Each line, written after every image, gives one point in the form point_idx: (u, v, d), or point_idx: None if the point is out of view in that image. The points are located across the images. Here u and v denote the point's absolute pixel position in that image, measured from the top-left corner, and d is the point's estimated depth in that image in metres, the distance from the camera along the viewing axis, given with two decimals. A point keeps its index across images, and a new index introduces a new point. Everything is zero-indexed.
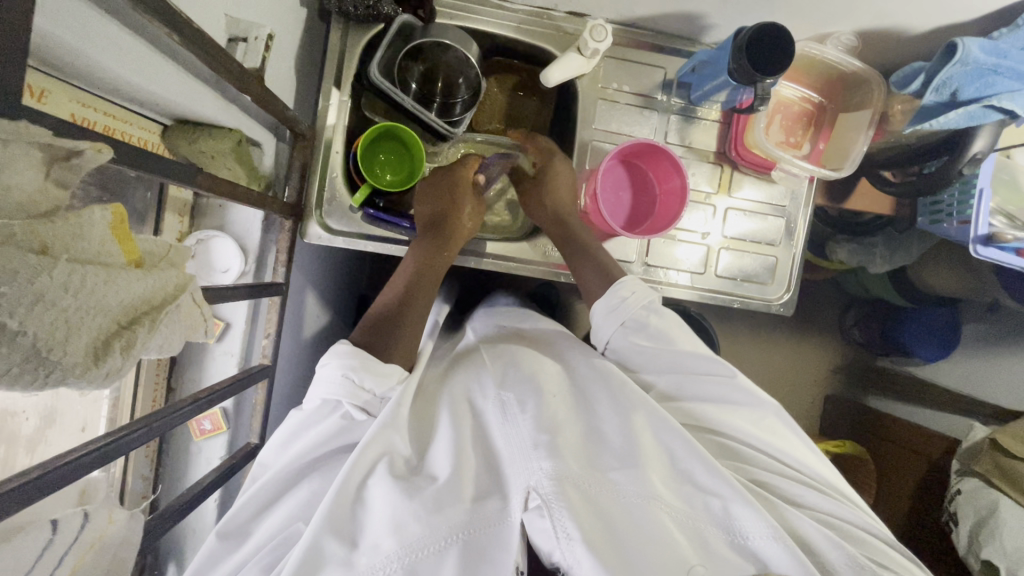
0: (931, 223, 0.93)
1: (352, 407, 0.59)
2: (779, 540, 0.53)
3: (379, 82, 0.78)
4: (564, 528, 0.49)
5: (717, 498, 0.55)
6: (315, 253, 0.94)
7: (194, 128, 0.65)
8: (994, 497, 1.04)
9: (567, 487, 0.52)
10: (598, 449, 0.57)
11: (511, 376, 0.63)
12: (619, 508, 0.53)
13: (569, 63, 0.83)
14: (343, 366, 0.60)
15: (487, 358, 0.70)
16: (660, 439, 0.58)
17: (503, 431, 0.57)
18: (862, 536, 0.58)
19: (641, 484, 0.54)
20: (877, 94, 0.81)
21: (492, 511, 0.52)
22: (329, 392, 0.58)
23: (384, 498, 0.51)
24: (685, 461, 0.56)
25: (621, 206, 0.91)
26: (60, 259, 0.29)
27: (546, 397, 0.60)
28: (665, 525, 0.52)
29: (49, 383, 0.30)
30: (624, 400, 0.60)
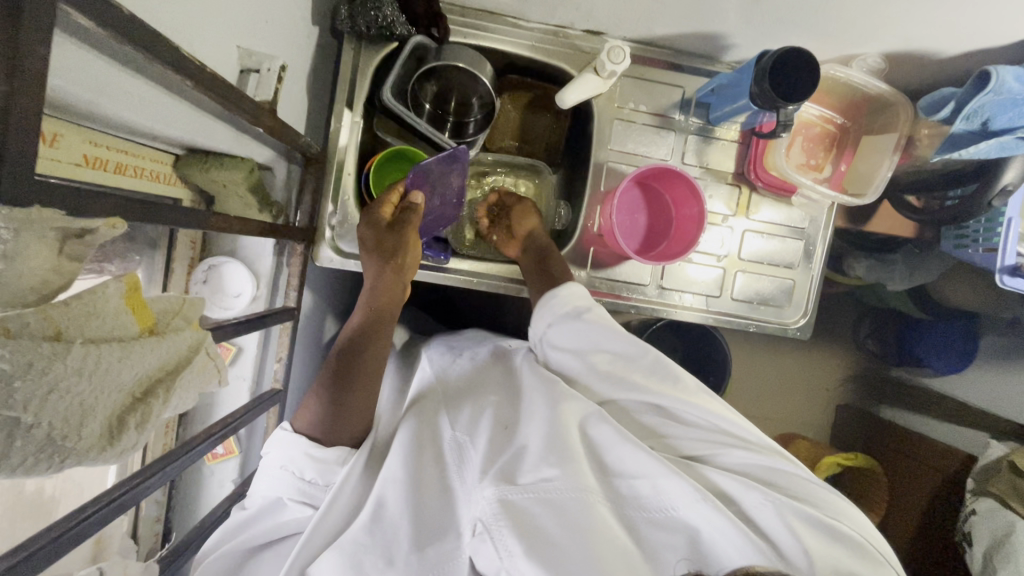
0: (955, 248, 0.90)
1: (293, 501, 0.59)
2: (722, 514, 0.51)
3: (392, 105, 0.77)
4: (505, 547, 0.49)
5: (643, 479, 0.54)
6: (326, 273, 0.94)
7: (206, 157, 0.64)
8: (1008, 517, 1.02)
9: (508, 508, 0.52)
10: (528, 452, 0.57)
11: (462, 417, 0.64)
12: (550, 502, 0.52)
13: (586, 84, 0.81)
14: (280, 458, 0.59)
15: (439, 386, 0.69)
16: (592, 439, 0.58)
17: (463, 481, 0.58)
18: (798, 483, 0.58)
19: (570, 477, 0.53)
20: (903, 118, 0.79)
21: (445, 551, 0.54)
22: (270, 490, 0.59)
23: (340, 562, 0.53)
24: (612, 454, 0.57)
25: (635, 228, 0.90)
26: (74, 344, 0.29)
27: (491, 433, 0.61)
28: (597, 512, 0.51)
29: (64, 468, 0.29)
30: (551, 402, 0.61)
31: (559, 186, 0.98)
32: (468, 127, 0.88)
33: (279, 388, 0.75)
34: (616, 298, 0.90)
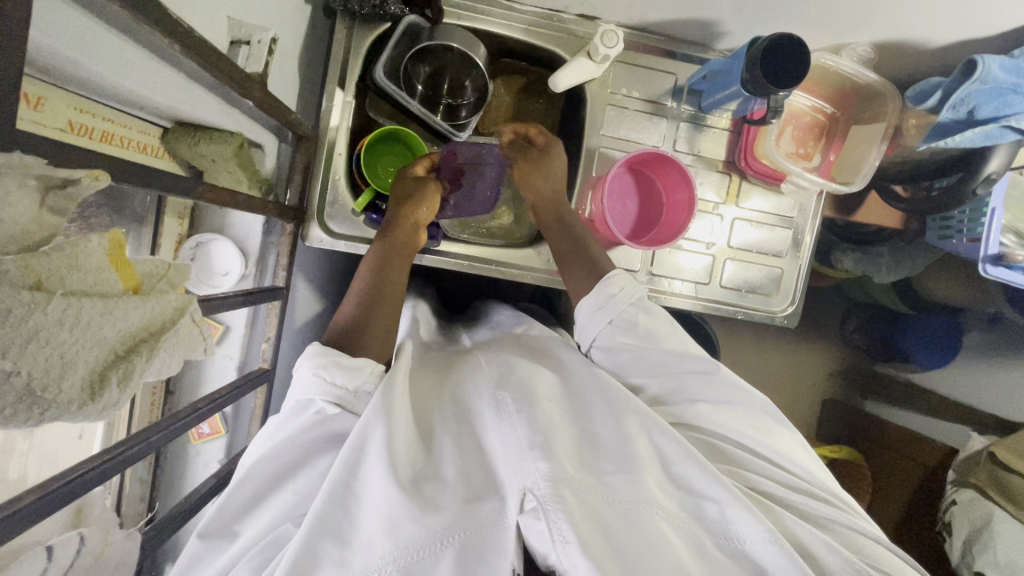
0: (939, 239, 0.92)
1: (326, 403, 0.52)
2: (780, 546, 0.48)
3: (385, 84, 0.77)
4: (559, 531, 0.44)
5: (714, 502, 0.50)
6: (316, 255, 0.93)
7: (197, 132, 0.64)
8: (987, 507, 1.05)
9: (564, 490, 0.47)
10: (592, 451, 0.53)
11: (508, 378, 0.59)
12: (613, 511, 0.48)
13: (579, 68, 0.81)
14: (315, 364, 0.54)
15: (484, 360, 0.65)
16: (657, 444, 0.53)
17: (499, 434, 0.52)
18: (867, 541, 0.53)
19: (637, 489, 0.49)
20: (891, 108, 0.80)
21: (488, 512, 0.46)
22: (302, 390, 0.52)
23: (379, 496, 0.46)
24: (681, 466, 0.52)
25: (627, 214, 0.90)
26: (55, 294, 0.28)
27: (542, 401, 0.55)
28: (661, 530, 0.48)
29: (44, 420, 0.29)
30: (617, 402, 0.56)
31: (552, 172, 0.98)
32: (461, 110, 0.88)
33: (267, 367, 0.75)
34: None
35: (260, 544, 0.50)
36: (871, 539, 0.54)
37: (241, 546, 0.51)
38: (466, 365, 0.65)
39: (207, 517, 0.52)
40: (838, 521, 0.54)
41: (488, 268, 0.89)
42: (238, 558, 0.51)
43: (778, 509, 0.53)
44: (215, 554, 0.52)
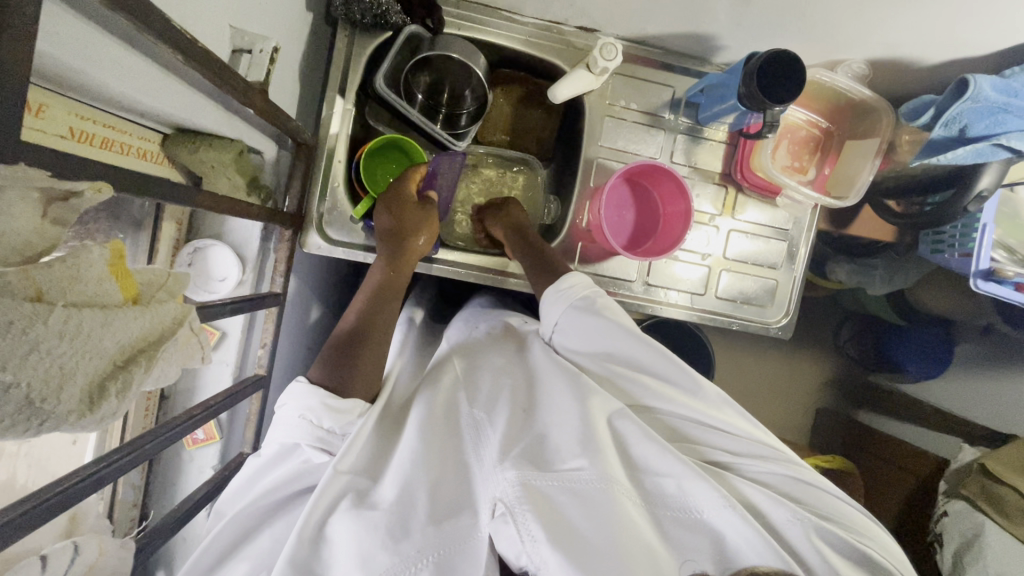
0: (931, 252, 0.93)
1: (311, 449, 0.56)
2: (747, 522, 0.50)
3: (385, 93, 0.77)
4: (528, 531, 0.47)
5: (671, 478, 0.53)
6: (313, 261, 0.93)
7: (195, 138, 0.64)
8: (978, 518, 1.05)
9: (533, 491, 0.49)
10: (553, 439, 0.55)
11: (480, 392, 0.62)
12: (576, 495, 0.50)
13: (578, 79, 0.82)
14: (300, 406, 0.57)
15: (456, 364, 0.68)
16: (618, 431, 0.56)
17: (475, 453, 0.55)
18: (817, 491, 0.57)
19: (595, 469, 0.51)
20: (885, 124, 0.81)
21: (462, 529, 0.50)
22: (286, 436, 0.56)
23: (351, 533, 0.49)
24: (638, 447, 0.55)
25: (623, 225, 0.90)
26: (56, 305, 0.28)
27: (513, 412, 0.58)
28: (623, 505, 0.49)
29: (43, 431, 0.29)
30: (574, 390, 0.59)
31: (550, 182, 0.99)
32: (460, 120, 0.89)
33: (263, 374, 0.75)
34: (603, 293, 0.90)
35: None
36: (821, 490, 0.57)
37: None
38: (438, 370, 0.68)
39: (184, 568, 0.55)
40: (790, 478, 0.58)
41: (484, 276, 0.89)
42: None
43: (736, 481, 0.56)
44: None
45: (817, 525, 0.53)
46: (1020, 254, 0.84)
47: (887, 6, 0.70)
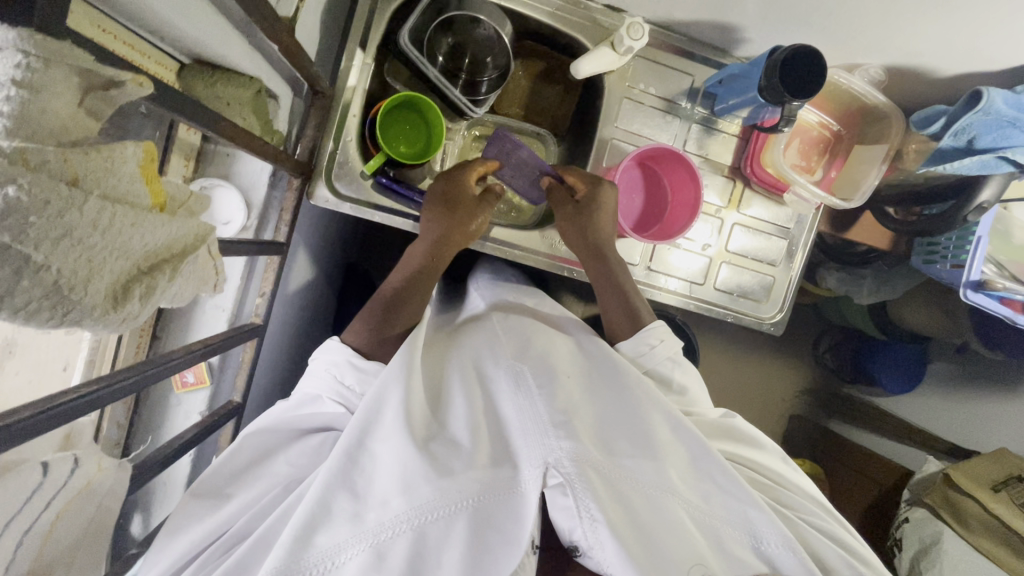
0: (924, 262, 0.96)
1: (331, 401, 0.60)
2: (795, 554, 0.54)
3: (407, 49, 0.76)
4: (587, 510, 0.51)
5: (738, 501, 0.56)
6: (316, 216, 0.92)
7: (214, 73, 0.63)
8: (937, 527, 1.10)
9: (587, 469, 0.52)
10: (612, 432, 0.58)
11: (525, 356, 0.64)
12: (640, 496, 0.53)
13: (602, 57, 0.82)
14: (328, 362, 0.62)
15: (500, 328, 0.70)
16: (680, 439, 0.58)
17: (515, 404, 0.58)
18: (861, 554, 0.61)
19: (657, 474, 0.54)
20: (896, 131, 0.82)
21: (504, 479, 0.52)
22: (312, 386, 0.61)
23: (397, 460, 0.51)
24: (704, 459, 0.57)
25: (631, 209, 0.92)
26: (91, 194, 0.27)
27: (560, 378, 0.60)
28: (681, 517, 0.53)
29: (66, 322, 0.28)
30: (638, 391, 0.61)
31: (561, 160, 0.99)
32: (480, 87, 0.88)
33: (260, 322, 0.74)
34: None
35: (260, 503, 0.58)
36: (858, 549, 0.61)
37: (241, 501, 0.58)
38: (481, 331, 0.71)
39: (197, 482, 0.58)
40: (838, 536, 0.61)
41: (484, 244, 0.87)
42: (231, 519, 0.58)
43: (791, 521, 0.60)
44: (201, 515, 0.58)
45: None
46: (1009, 270, 0.87)
47: (912, 13, 0.71)
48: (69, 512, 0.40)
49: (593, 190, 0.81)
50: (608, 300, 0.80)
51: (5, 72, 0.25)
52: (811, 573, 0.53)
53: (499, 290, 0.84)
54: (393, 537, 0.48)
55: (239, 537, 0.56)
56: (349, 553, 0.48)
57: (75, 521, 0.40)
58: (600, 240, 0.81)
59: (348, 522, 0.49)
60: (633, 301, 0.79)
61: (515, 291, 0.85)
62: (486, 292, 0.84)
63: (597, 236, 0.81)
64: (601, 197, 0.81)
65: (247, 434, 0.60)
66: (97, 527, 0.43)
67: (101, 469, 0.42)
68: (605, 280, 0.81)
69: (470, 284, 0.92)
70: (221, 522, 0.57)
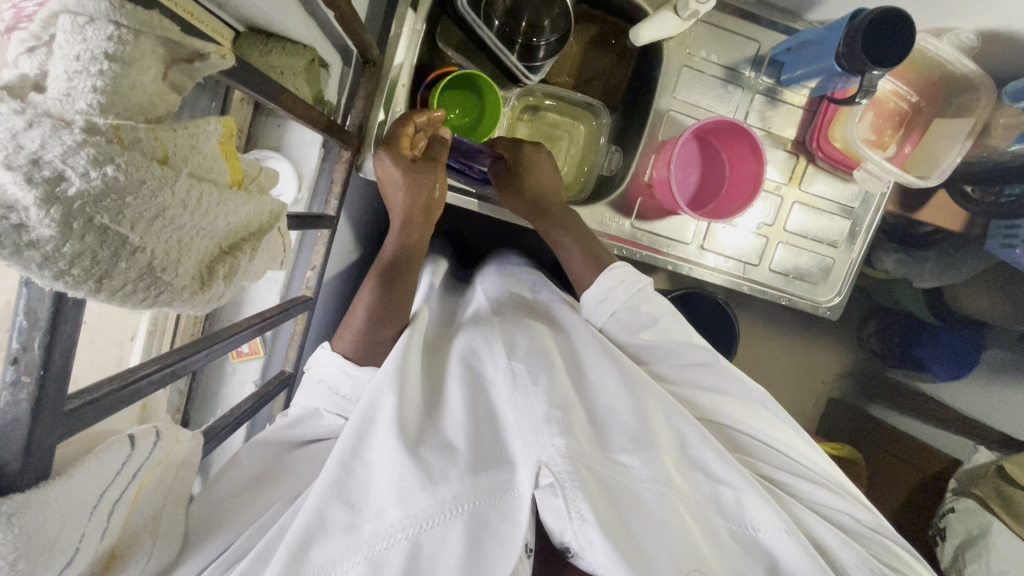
0: (1000, 246, 0.87)
1: (329, 413, 0.61)
2: (797, 539, 0.51)
3: (464, 11, 0.74)
4: (577, 509, 0.47)
5: (729, 488, 0.54)
6: (361, 190, 0.92)
7: (267, 41, 0.62)
8: (986, 519, 1.07)
9: (581, 467, 0.49)
10: (607, 426, 0.55)
11: (522, 347, 0.60)
12: (630, 496, 0.51)
13: (663, 23, 0.77)
14: (321, 375, 0.63)
15: (497, 319, 0.66)
16: (673, 426, 0.57)
17: (512, 403, 0.54)
18: (866, 533, 0.57)
19: (653, 468, 0.52)
20: (985, 103, 0.77)
21: (497, 481, 0.49)
22: (309, 400, 0.61)
23: (390, 466, 0.49)
24: (696, 448, 0.55)
25: (686, 185, 0.88)
26: (181, 172, 0.27)
27: (556, 371, 0.57)
28: (677, 512, 0.50)
29: (158, 303, 0.28)
30: (634, 383, 0.58)
31: (611, 132, 0.95)
32: (538, 52, 0.83)
33: (311, 295, 0.74)
34: (655, 252, 0.89)
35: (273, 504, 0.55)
36: (862, 525, 0.58)
37: (240, 521, 0.54)
38: (480, 322, 0.67)
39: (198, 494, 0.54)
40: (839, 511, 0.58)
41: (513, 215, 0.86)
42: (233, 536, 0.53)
43: (793, 506, 0.56)
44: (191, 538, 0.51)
45: (880, 569, 0.52)
46: None
47: None
48: (150, 481, 0.41)
49: (516, 151, 0.79)
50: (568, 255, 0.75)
51: (98, 45, 0.24)
52: (812, 558, 0.50)
53: (503, 283, 0.79)
54: (388, 547, 0.47)
55: (240, 554, 0.51)
56: (346, 564, 0.47)
57: (155, 490, 0.42)
58: (544, 199, 0.78)
59: (343, 531, 0.48)
60: (595, 248, 0.75)
61: (518, 281, 0.81)
62: (490, 285, 0.79)
63: (537, 196, 0.78)
64: (530, 157, 0.79)
65: (244, 450, 0.58)
66: (173, 499, 0.45)
67: (179, 442, 0.43)
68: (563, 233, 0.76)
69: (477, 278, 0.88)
70: (222, 538, 0.52)
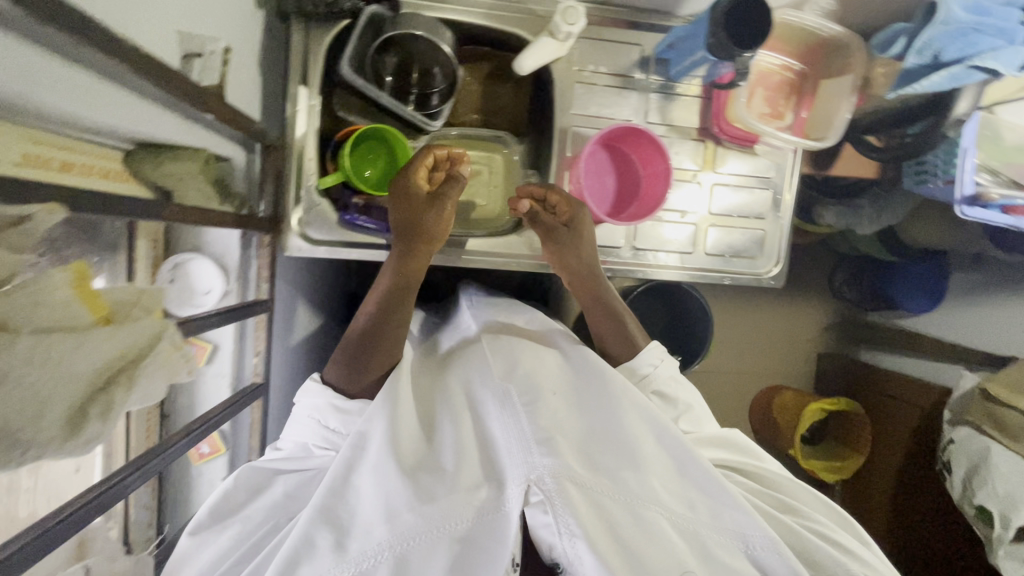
0: (915, 184, 0.91)
1: (316, 444, 0.68)
2: (781, 554, 0.57)
3: (352, 79, 0.76)
4: (567, 525, 0.54)
5: (720, 504, 0.59)
6: (295, 266, 0.93)
7: (157, 151, 0.63)
8: (983, 442, 1.08)
9: (567, 485, 0.55)
10: (601, 446, 0.60)
11: (518, 376, 0.65)
12: (624, 509, 0.56)
13: (543, 48, 0.80)
14: (309, 406, 0.69)
15: (484, 344, 0.72)
16: (664, 447, 0.62)
17: (502, 429, 0.60)
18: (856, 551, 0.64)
19: (642, 484, 0.57)
20: (858, 60, 0.80)
21: (484, 502, 0.56)
22: (300, 434, 0.68)
23: (386, 488, 0.55)
24: (683, 462, 0.61)
25: (605, 191, 0.89)
26: (20, 334, 0.32)
27: (549, 399, 0.63)
28: (665, 525, 0.56)
29: (30, 455, 0.33)
30: (619, 400, 0.63)
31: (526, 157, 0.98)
32: (432, 99, 0.85)
33: (261, 381, 0.77)
34: None
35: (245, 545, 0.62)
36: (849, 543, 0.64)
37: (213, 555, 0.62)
38: (469, 353, 0.72)
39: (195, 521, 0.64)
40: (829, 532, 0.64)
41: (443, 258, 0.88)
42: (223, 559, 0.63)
43: (776, 514, 0.63)
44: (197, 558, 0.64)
45: None
46: (1002, 176, 0.87)
47: None
48: None
49: (575, 212, 0.81)
50: (593, 316, 0.83)
51: None
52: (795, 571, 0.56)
53: (490, 307, 0.83)
54: (373, 564, 0.53)
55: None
56: None
57: None
58: (587, 269, 0.83)
59: (331, 553, 0.53)
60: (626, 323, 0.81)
61: (502, 308, 0.84)
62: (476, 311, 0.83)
63: (588, 261, 0.83)
64: (584, 223, 0.82)
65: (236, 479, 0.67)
66: None
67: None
68: (600, 308, 0.82)
69: (461, 298, 0.91)
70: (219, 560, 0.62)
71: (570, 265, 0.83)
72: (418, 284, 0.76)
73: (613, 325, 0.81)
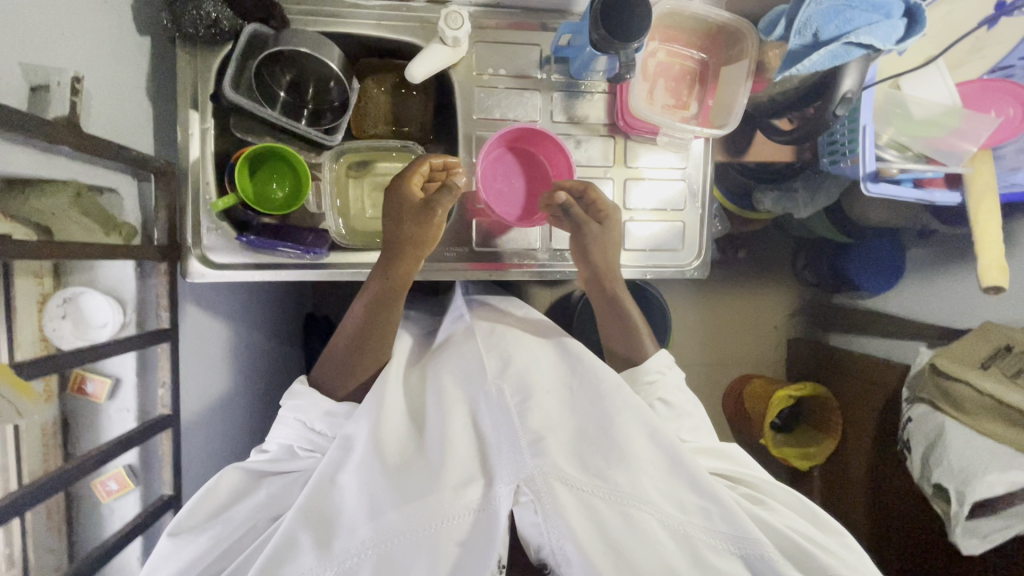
0: (830, 163, 0.90)
1: (300, 447, 0.71)
2: (762, 554, 0.59)
3: (235, 99, 0.74)
4: (551, 521, 0.58)
5: (704, 501, 0.62)
6: (199, 290, 0.92)
7: (21, 188, 0.60)
8: (938, 418, 1.06)
9: (554, 482, 0.59)
10: (586, 444, 0.64)
11: (514, 381, 0.69)
12: (610, 507, 0.59)
13: (433, 55, 0.79)
14: (294, 410, 0.72)
15: (478, 342, 0.77)
16: (656, 446, 0.65)
17: (496, 427, 0.64)
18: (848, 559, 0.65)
19: (630, 482, 0.61)
20: (751, 44, 0.80)
21: (474, 500, 0.60)
22: (283, 437, 0.71)
23: (377, 484, 0.61)
24: (675, 460, 0.64)
25: (515, 193, 0.88)
26: None
27: (541, 397, 0.67)
28: (648, 521, 0.60)
29: None
30: (613, 402, 0.68)
31: None
32: (325, 116, 0.85)
33: (169, 413, 0.79)
34: (509, 267, 0.90)
35: (223, 545, 0.65)
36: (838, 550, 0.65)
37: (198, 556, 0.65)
38: (463, 345, 0.78)
39: (176, 525, 0.66)
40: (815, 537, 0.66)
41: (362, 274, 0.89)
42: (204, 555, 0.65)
43: (766, 518, 0.64)
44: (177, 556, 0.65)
45: None
46: (909, 151, 0.88)
47: None
48: None
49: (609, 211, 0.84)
50: (611, 312, 0.86)
51: None
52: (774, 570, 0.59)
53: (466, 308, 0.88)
54: (359, 561, 0.58)
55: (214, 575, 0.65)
56: None
57: None
58: (609, 267, 0.86)
59: (314, 552, 0.59)
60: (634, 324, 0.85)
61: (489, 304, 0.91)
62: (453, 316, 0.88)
63: (609, 259, 0.86)
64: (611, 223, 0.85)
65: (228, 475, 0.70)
66: None
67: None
68: (612, 306, 0.86)
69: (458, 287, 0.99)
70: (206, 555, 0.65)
71: (591, 262, 0.85)
72: (403, 293, 0.79)
73: (618, 325, 0.86)
